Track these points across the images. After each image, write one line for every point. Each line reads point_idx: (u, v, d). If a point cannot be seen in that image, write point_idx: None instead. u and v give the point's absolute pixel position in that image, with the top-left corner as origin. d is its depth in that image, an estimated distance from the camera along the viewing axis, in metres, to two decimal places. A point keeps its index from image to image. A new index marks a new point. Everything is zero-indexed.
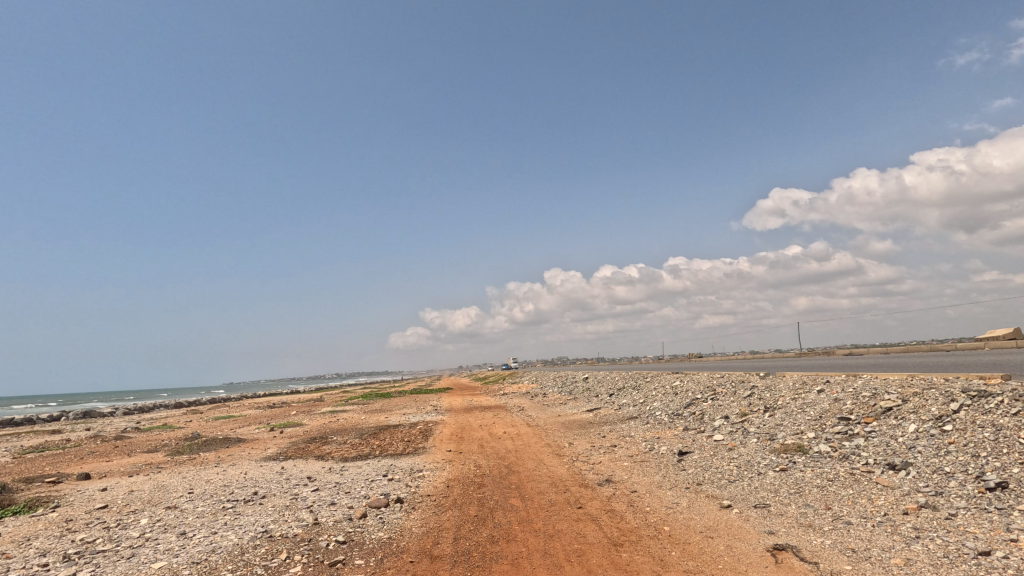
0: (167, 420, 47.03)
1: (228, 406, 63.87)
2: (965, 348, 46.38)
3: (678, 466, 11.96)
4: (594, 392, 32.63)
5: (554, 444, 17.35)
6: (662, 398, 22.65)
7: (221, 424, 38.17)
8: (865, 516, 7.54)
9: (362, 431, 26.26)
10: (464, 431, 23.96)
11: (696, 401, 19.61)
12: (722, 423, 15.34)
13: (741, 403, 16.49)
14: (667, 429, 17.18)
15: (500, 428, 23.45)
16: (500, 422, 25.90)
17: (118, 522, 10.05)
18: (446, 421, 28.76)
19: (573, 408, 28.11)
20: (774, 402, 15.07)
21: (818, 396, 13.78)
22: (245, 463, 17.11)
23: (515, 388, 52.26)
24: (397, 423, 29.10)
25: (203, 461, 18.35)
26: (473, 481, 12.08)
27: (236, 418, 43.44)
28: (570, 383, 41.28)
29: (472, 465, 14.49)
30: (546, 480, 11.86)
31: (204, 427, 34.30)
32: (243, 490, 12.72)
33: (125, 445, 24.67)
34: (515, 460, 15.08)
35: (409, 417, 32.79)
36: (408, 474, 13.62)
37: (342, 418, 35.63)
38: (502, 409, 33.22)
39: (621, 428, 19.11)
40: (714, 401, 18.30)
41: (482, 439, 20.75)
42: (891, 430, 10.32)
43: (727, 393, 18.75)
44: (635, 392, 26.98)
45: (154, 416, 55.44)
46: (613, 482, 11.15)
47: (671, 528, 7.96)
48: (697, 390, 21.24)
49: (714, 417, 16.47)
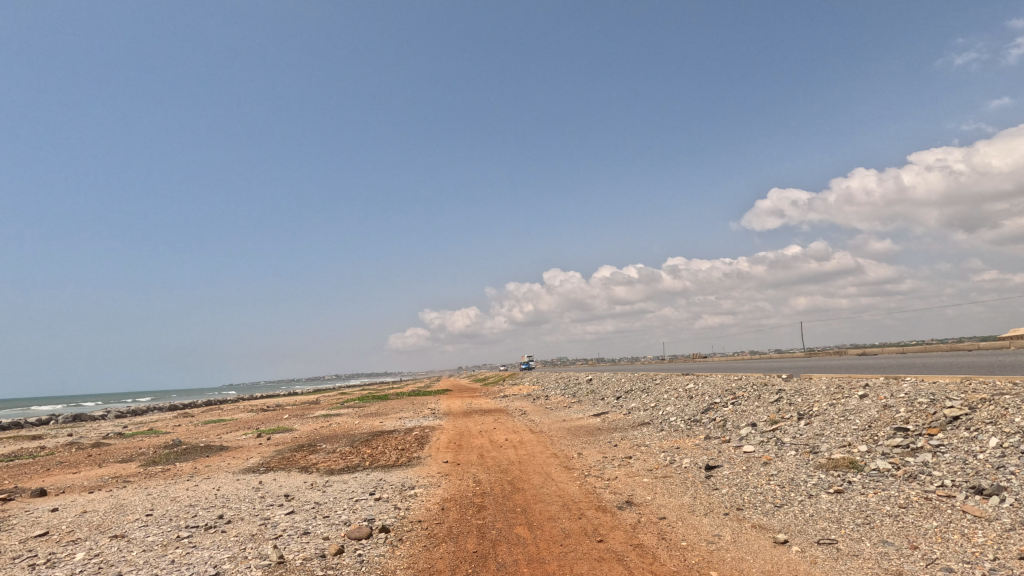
0: (156, 425, 45.40)
1: (220, 409, 62.13)
2: (985, 348, 44.57)
3: (709, 485, 10.33)
4: (600, 395, 30.97)
5: (562, 455, 15.69)
6: (676, 403, 21.03)
7: (209, 429, 36.47)
8: (968, 561, 5.94)
9: (354, 438, 24.66)
10: (463, 438, 22.36)
11: (715, 405, 18.01)
12: (749, 431, 13.73)
13: (769, 408, 14.89)
14: (686, 438, 15.58)
15: (501, 435, 21.81)
16: (501, 427, 24.30)
17: (47, 559, 8.44)
18: (444, 426, 27.13)
19: (578, 412, 26.49)
20: (809, 408, 13.48)
21: (863, 402, 12.18)
22: (220, 477, 15.47)
23: (515, 390, 50.55)
24: (392, 429, 27.44)
25: (175, 474, 16.72)
26: (472, 503, 10.46)
27: (225, 422, 41.75)
28: (574, 385, 39.58)
29: (472, 481, 12.87)
30: (557, 502, 10.22)
31: (189, 433, 32.58)
32: (207, 512, 11.06)
33: (100, 454, 23.04)
34: (519, 475, 13.45)
35: (405, 421, 31.14)
36: (398, 492, 12.01)
37: (334, 422, 33.98)
38: (502, 412, 31.57)
39: (634, 436, 17.48)
40: (736, 407, 16.71)
41: (483, 447, 19.09)
42: (966, 444, 8.75)
43: (749, 397, 17.18)
44: (644, 395, 25.38)
45: (144, 420, 53.70)
46: (636, 505, 9.53)
47: (719, 573, 6.36)
48: (714, 393, 19.66)
49: (739, 424, 14.88)
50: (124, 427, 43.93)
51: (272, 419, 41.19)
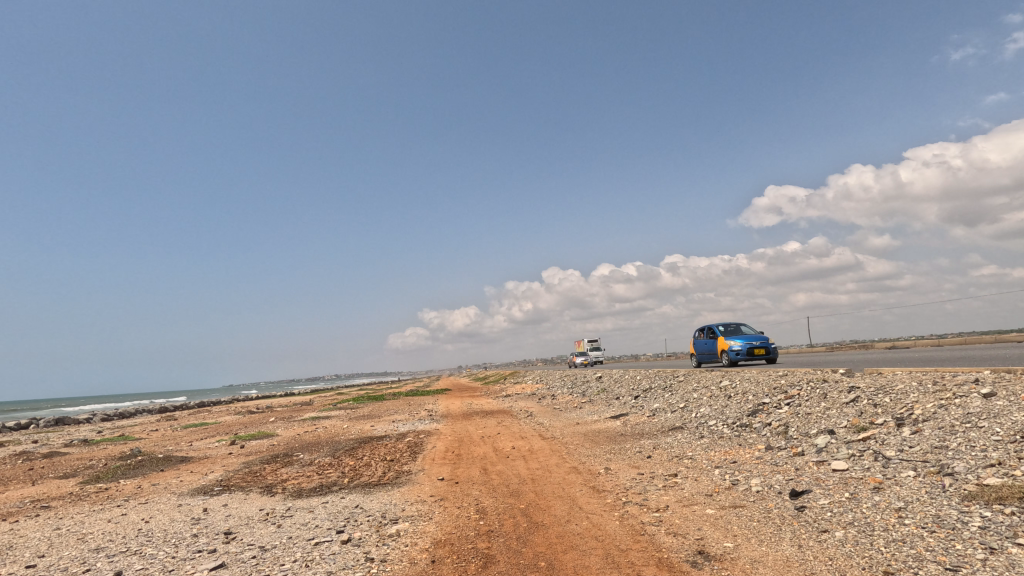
0: (134, 429, 42.25)
1: (207, 412, 58.82)
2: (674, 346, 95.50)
3: (812, 524, 7.30)
4: (614, 394, 27.96)
5: (586, 471, 12.66)
6: (711, 402, 18.06)
7: (185, 434, 33.33)
8: None
9: (338, 445, 21.62)
10: (462, 446, 19.37)
11: (765, 407, 15.04)
12: (829, 443, 10.76)
13: (845, 412, 11.92)
14: (740, 448, 12.58)
15: (506, 443, 18.79)
16: (506, 433, 21.28)
17: None
18: (441, 431, 24.10)
19: (593, 414, 23.45)
20: (907, 411, 10.52)
21: (996, 404, 9.18)
22: (159, 504, 12.37)
23: (519, 389, 47.34)
24: (382, 435, 24.39)
25: (109, 497, 13.59)
26: (474, 552, 7.45)
27: (205, 427, 38.60)
28: (582, 384, 36.50)
29: (473, 511, 9.87)
30: (595, 552, 7.17)
31: (160, 440, 29.45)
32: (106, 565, 7.91)
33: (43, 468, 19.89)
34: (534, 501, 10.44)
35: (399, 425, 28.06)
36: (375, 529, 8.96)
37: (320, 427, 30.81)
38: (506, 414, 28.57)
39: (668, 446, 14.48)
40: (797, 408, 13.73)
41: (486, 459, 16.09)
42: None
43: (808, 396, 14.22)
44: (667, 394, 22.42)
45: (125, 424, 50.59)
46: (716, 562, 6.46)
47: None
48: (758, 392, 16.72)
49: (808, 431, 11.89)
50: (99, 432, 40.84)
51: (256, 422, 37.89)
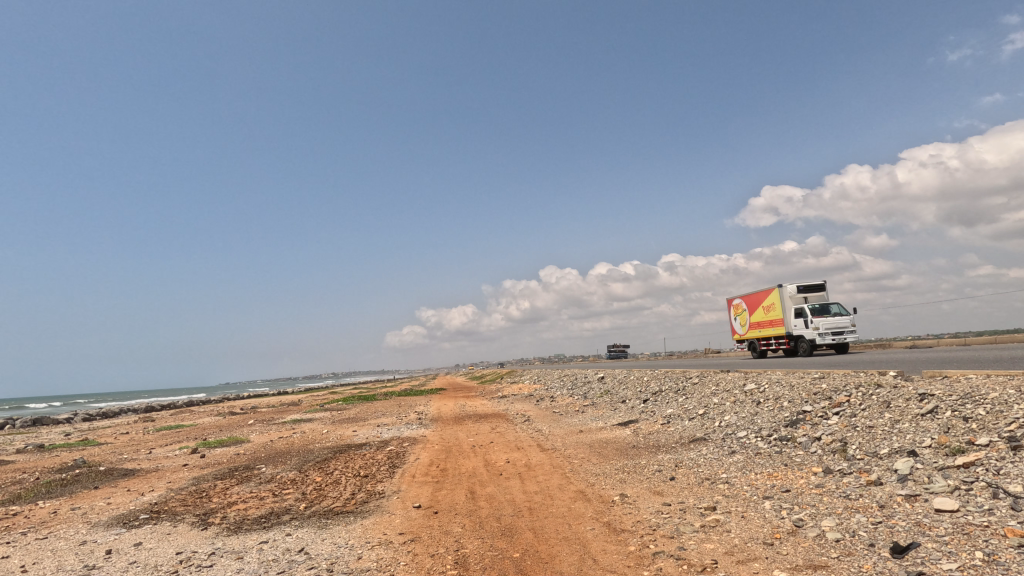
0: (103, 432, 39.40)
1: (187, 413, 55.50)
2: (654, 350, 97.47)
3: None
4: (619, 397, 25.37)
5: (596, 500, 10.18)
6: (737, 409, 15.56)
7: (149, 439, 30.62)
8: None
9: (310, 456, 19.12)
10: (449, 458, 16.90)
11: (809, 417, 12.59)
12: (917, 470, 8.31)
13: (926, 428, 9.47)
14: (788, 471, 10.11)
15: (500, 455, 16.28)
16: (500, 442, 18.82)
17: None
18: (428, 439, 21.65)
19: (597, 420, 21.00)
20: (1019, 429, 8.09)
21: None
22: (59, 540, 9.82)
23: (515, 390, 44.59)
24: (362, 442, 21.89)
25: (8, 527, 11.01)
26: None
27: (177, 430, 35.96)
28: (583, 385, 33.83)
29: (449, 564, 7.33)
30: None
31: (118, 447, 26.73)
32: None
33: None
34: (534, 546, 7.92)
35: (382, 431, 25.54)
36: None
37: (297, 432, 28.24)
38: (501, 419, 25.93)
39: (694, 465, 12.02)
40: (852, 419, 11.31)
41: (475, 478, 13.55)
42: None
43: (865, 404, 11.78)
44: (680, 399, 20.01)
45: (96, 426, 47.60)
46: None
47: None
48: (795, 398, 14.26)
49: (879, 452, 9.43)
50: (62, 436, 37.97)
51: (230, 426, 35.01)
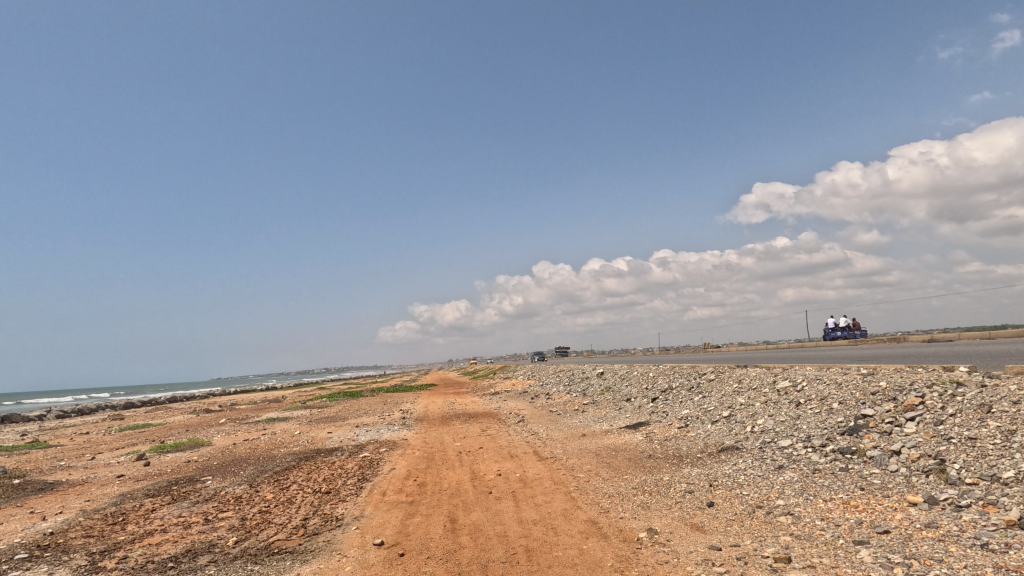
0: (59, 432, 36.26)
1: (158, 410, 52.30)
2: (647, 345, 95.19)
3: None
4: (623, 396, 22.87)
5: (616, 539, 7.59)
6: (771, 412, 13.05)
7: (101, 442, 27.62)
8: None
9: (268, 464, 16.45)
10: (429, 468, 14.29)
11: (875, 424, 10.07)
12: None
13: None
14: (871, 499, 7.58)
15: (489, 466, 13.69)
16: (490, 448, 16.24)
17: None
18: (408, 442, 19.04)
19: (600, 423, 18.45)
20: None
21: None
22: None
23: (508, 387, 41.94)
24: (332, 447, 19.24)
25: None
26: None
27: (139, 431, 33.00)
28: (581, 383, 31.21)
29: None
30: None
31: (62, 451, 23.79)
32: None
33: None
34: None
35: (359, 432, 22.89)
36: None
37: (265, 434, 25.50)
38: (493, 419, 23.37)
39: (735, 485, 9.45)
40: (940, 428, 8.81)
41: (458, 497, 10.93)
42: None
43: (952, 408, 9.26)
44: (696, 398, 17.49)
45: (55, 425, 44.27)
46: None
47: None
48: (848, 398, 11.73)
49: (1003, 476, 6.92)
50: (10, 437, 34.70)
51: (197, 425, 32.22)
